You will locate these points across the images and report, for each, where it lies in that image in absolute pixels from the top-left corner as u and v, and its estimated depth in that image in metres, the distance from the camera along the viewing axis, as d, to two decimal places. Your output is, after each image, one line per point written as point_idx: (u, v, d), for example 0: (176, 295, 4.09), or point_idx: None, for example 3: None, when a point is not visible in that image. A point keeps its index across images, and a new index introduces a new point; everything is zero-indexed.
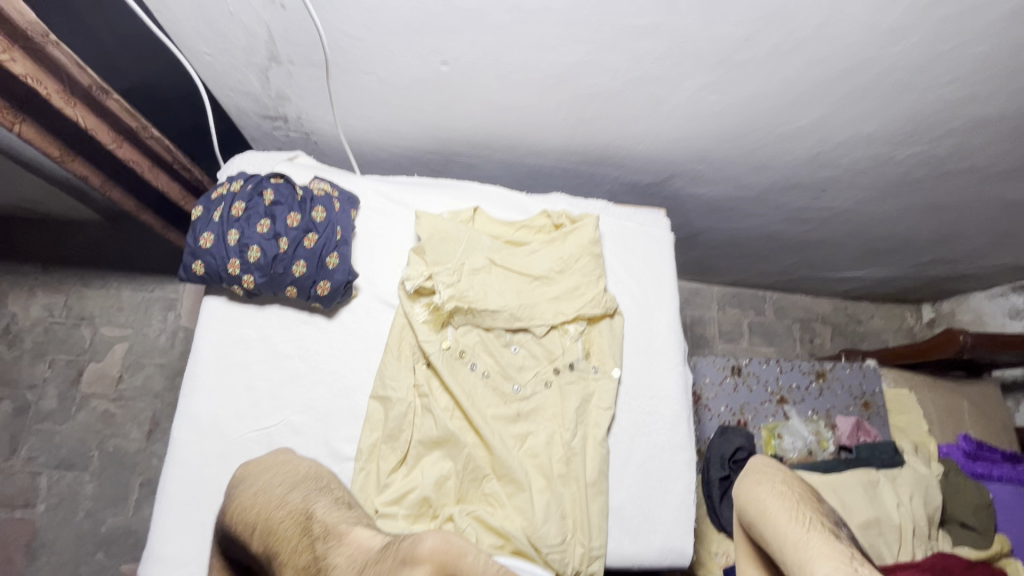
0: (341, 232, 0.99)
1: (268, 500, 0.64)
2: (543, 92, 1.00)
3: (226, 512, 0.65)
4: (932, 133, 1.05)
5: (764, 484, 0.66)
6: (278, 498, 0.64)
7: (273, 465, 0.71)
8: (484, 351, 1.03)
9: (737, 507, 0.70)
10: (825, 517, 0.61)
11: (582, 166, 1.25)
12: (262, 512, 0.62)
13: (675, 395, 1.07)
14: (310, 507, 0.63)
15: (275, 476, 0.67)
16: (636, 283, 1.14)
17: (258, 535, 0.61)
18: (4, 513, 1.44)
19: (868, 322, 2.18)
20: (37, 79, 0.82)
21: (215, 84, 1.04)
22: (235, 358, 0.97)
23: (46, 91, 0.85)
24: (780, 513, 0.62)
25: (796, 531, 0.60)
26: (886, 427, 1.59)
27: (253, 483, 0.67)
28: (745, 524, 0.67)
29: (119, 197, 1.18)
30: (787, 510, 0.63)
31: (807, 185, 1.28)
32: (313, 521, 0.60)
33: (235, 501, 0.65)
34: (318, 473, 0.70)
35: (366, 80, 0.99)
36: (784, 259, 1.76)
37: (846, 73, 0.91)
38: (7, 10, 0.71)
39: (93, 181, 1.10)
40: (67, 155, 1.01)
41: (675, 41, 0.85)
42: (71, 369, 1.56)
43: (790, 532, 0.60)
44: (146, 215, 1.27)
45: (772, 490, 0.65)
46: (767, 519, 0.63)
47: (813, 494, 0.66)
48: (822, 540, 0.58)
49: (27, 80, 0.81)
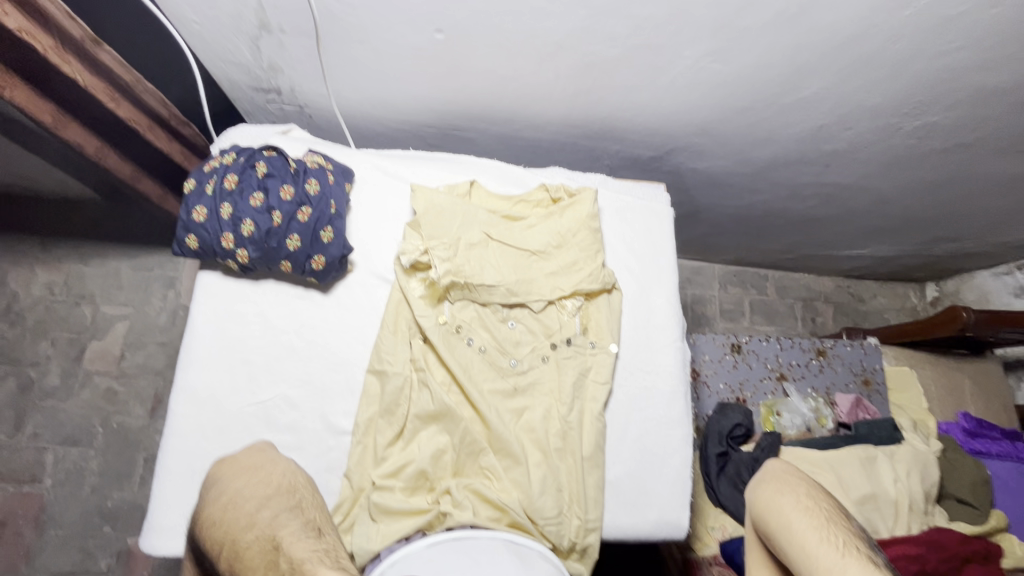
0: (336, 206, 0.98)
1: (236, 519, 0.62)
2: (541, 62, 0.97)
3: (196, 521, 0.65)
4: (941, 104, 1.02)
5: (789, 498, 0.69)
6: (246, 516, 0.62)
7: (255, 472, 0.69)
8: (480, 326, 1.02)
9: (754, 510, 0.74)
10: (857, 539, 0.63)
11: (582, 140, 1.23)
12: (230, 531, 0.61)
13: (673, 370, 1.07)
14: (278, 532, 0.61)
15: (247, 487, 0.66)
16: (635, 258, 1.13)
17: (225, 556, 0.60)
18: (12, 488, 1.47)
19: (871, 301, 2.17)
20: (33, 36, 0.79)
21: (205, 54, 1.02)
22: (231, 332, 0.96)
23: (44, 48, 0.82)
24: (808, 532, 0.65)
25: (827, 554, 0.62)
26: (886, 405, 1.58)
27: (225, 490, 0.67)
28: (766, 533, 0.71)
29: (116, 163, 1.13)
30: (817, 528, 0.65)
31: (812, 160, 1.25)
32: (280, 553, 0.58)
33: (206, 512, 0.65)
34: (293, 480, 0.69)
35: (359, 51, 0.97)
36: (787, 236, 1.74)
37: (853, 39, 0.88)
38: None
39: (87, 148, 1.04)
40: (60, 122, 0.97)
41: (677, 6, 0.83)
42: (73, 347, 1.57)
43: (819, 553, 0.62)
44: (143, 181, 1.21)
45: (798, 506, 0.68)
46: (793, 534, 0.66)
47: (840, 512, 0.69)
48: (858, 567, 0.59)
49: (24, 36, 0.78)
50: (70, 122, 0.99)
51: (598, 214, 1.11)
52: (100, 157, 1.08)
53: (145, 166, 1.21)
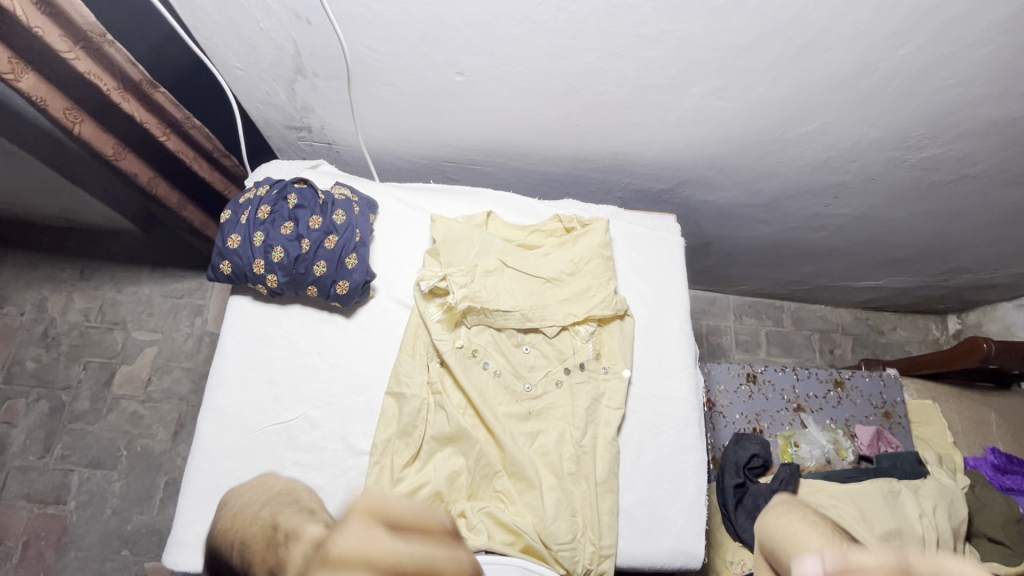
0: (361, 234, 1.03)
1: (228, 522, 0.49)
2: (555, 100, 1.03)
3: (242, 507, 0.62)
4: (943, 137, 1.05)
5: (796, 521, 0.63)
6: (242, 517, 0.48)
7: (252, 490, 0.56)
8: (495, 350, 1.05)
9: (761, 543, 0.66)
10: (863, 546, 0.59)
11: (594, 173, 1.28)
12: (223, 534, 0.48)
13: (686, 397, 1.07)
14: (273, 517, 0.47)
15: (249, 495, 0.52)
16: (646, 286, 1.16)
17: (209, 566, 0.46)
18: (37, 509, 1.50)
19: (890, 334, 2.14)
20: (99, 77, 0.93)
21: (246, 97, 1.11)
22: (258, 354, 1.01)
23: (107, 88, 0.95)
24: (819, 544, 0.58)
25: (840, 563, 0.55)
26: (910, 438, 1.54)
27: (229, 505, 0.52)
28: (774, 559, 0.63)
29: (165, 192, 1.25)
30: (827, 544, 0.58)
31: (820, 192, 1.28)
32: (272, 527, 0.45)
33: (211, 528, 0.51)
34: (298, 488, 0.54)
35: (385, 92, 1.04)
36: (800, 267, 1.75)
37: (851, 76, 0.93)
38: (67, 9, 0.82)
39: (142, 178, 1.16)
40: (121, 154, 1.09)
41: (681, 49, 0.88)
42: (104, 371, 1.63)
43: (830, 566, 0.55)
44: (188, 209, 1.33)
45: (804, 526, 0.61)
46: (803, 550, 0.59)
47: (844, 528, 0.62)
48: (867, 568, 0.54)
49: (91, 78, 0.91)
50: (130, 155, 1.12)
51: (610, 243, 1.15)
52: (152, 186, 1.19)
53: (191, 197, 1.32)
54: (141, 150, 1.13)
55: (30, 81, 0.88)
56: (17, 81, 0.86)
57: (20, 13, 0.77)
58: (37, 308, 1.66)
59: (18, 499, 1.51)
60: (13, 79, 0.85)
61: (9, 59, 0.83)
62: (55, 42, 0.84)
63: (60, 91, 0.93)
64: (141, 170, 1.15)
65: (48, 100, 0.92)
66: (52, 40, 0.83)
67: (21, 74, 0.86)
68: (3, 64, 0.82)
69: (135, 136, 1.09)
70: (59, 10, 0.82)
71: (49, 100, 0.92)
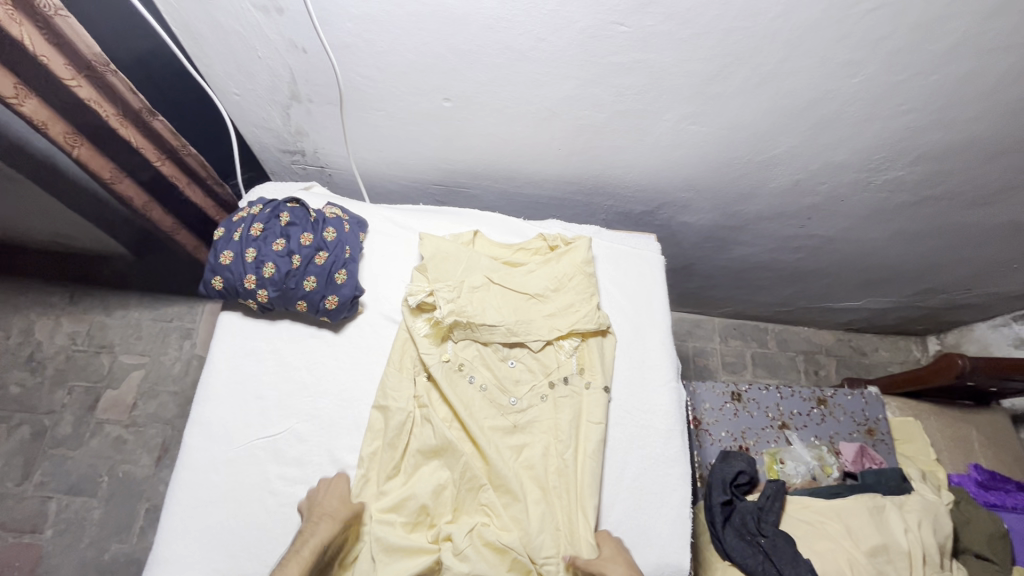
0: (350, 251, 1.06)
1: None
2: (538, 125, 1.09)
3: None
4: (903, 159, 1.11)
5: None
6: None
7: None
8: (481, 365, 1.07)
9: None
10: None
11: (578, 195, 1.33)
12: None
13: (670, 410, 1.10)
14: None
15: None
16: (629, 302, 1.19)
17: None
18: (12, 538, 1.46)
19: (873, 355, 2.18)
20: (99, 104, 0.97)
21: (242, 121, 1.16)
22: (246, 369, 1.02)
23: (107, 114, 0.99)
24: None
25: None
26: (893, 454, 1.54)
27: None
28: None
29: (159, 215, 1.28)
30: None
31: (793, 213, 1.34)
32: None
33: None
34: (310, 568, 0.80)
35: (377, 117, 1.09)
36: (781, 289, 1.80)
37: (814, 102, 0.99)
38: (72, 39, 0.86)
39: (136, 201, 1.20)
40: (118, 177, 1.13)
41: (654, 77, 0.95)
42: (89, 396, 1.62)
43: None
44: (180, 233, 1.36)
45: None
46: None
47: None
48: None
49: (90, 104, 0.95)
50: (127, 179, 1.16)
51: (592, 260, 1.19)
52: (146, 211, 1.24)
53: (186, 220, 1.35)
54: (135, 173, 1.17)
55: (32, 106, 0.92)
56: (19, 104, 0.90)
57: (27, 43, 0.81)
58: (24, 332, 1.66)
59: None
60: (16, 103, 0.89)
61: (14, 84, 0.87)
62: (58, 69, 0.87)
63: (60, 116, 0.97)
64: (136, 193, 1.19)
65: (49, 124, 0.96)
66: (54, 67, 0.87)
67: (24, 99, 0.89)
68: (7, 88, 0.86)
69: (133, 162, 1.13)
70: (65, 40, 0.85)
71: (50, 125, 0.95)
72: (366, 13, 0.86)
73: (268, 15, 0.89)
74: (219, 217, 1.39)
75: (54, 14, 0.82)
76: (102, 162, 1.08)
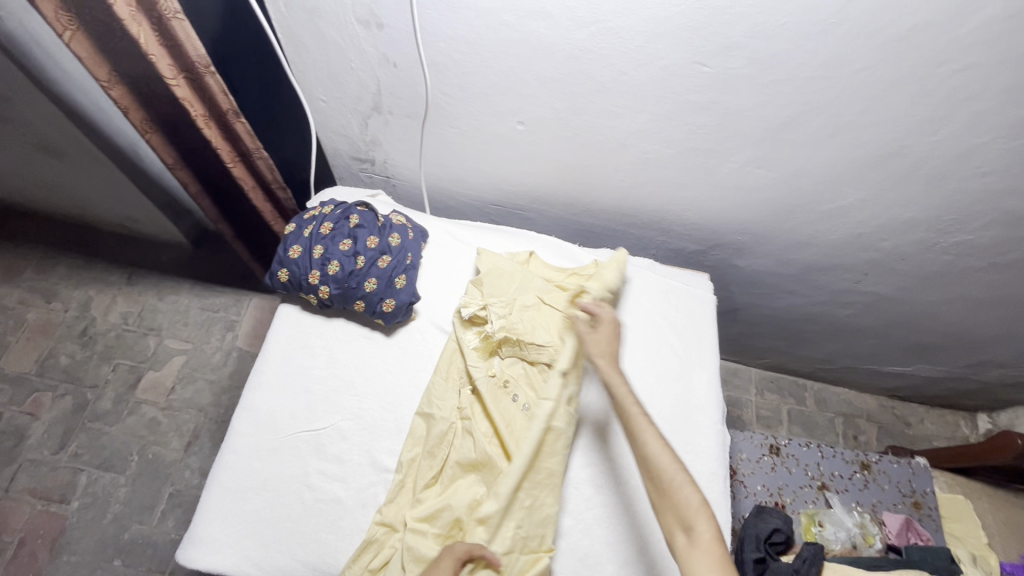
0: (411, 258, 1.09)
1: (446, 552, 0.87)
2: (604, 155, 1.11)
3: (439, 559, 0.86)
4: (975, 223, 1.08)
5: (653, 444, 0.87)
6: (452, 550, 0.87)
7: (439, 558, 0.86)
8: (526, 384, 1.05)
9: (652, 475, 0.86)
10: (669, 454, 0.86)
11: (631, 228, 1.34)
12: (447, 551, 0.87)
13: (713, 454, 1.07)
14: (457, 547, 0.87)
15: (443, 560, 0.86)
16: (678, 338, 1.18)
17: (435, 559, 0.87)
18: (40, 505, 1.49)
19: (918, 426, 2.05)
20: (190, 103, 1.00)
21: (322, 127, 1.22)
22: (298, 361, 1.05)
23: (194, 113, 1.02)
24: (654, 448, 0.86)
25: (666, 457, 0.86)
26: (941, 533, 1.43)
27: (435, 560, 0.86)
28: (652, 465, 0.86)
29: (208, 204, 1.32)
30: (660, 443, 0.87)
31: (849, 268, 1.32)
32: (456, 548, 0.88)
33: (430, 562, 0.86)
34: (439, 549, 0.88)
35: (450, 133, 1.14)
36: (827, 345, 1.74)
37: (885, 156, 0.99)
38: (182, 40, 0.90)
39: (190, 188, 1.24)
40: (178, 165, 1.17)
41: (728, 118, 0.97)
42: (131, 374, 1.67)
43: (661, 456, 0.86)
44: (222, 224, 1.40)
45: (656, 443, 0.87)
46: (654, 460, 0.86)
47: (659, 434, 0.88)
48: (654, 438, 0.88)
49: (182, 102, 0.99)
50: (186, 168, 1.19)
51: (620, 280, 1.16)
52: (195, 199, 1.27)
53: (235, 216, 1.38)
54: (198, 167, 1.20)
55: (119, 93, 0.97)
56: (109, 90, 0.96)
57: (141, 41, 0.86)
58: (82, 306, 1.74)
59: (24, 493, 1.50)
60: (107, 88, 0.95)
61: (108, 72, 0.93)
62: (162, 68, 0.92)
63: (142, 105, 1.02)
64: (192, 182, 1.23)
65: (130, 110, 1.01)
66: (159, 66, 0.91)
67: (114, 86, 0.95)
68: (101, 74, 0.92)
69: (201, 159, 1.16)
70: (176, 41, 0.90)
71: (130, 111, 1.00)
72: (460, 34, 0.91)
73: (368, 29, 0.95)
74: (276, 223, 1.41)
75: (172, 17, 0.86)
76: (168, 151, 1.12)
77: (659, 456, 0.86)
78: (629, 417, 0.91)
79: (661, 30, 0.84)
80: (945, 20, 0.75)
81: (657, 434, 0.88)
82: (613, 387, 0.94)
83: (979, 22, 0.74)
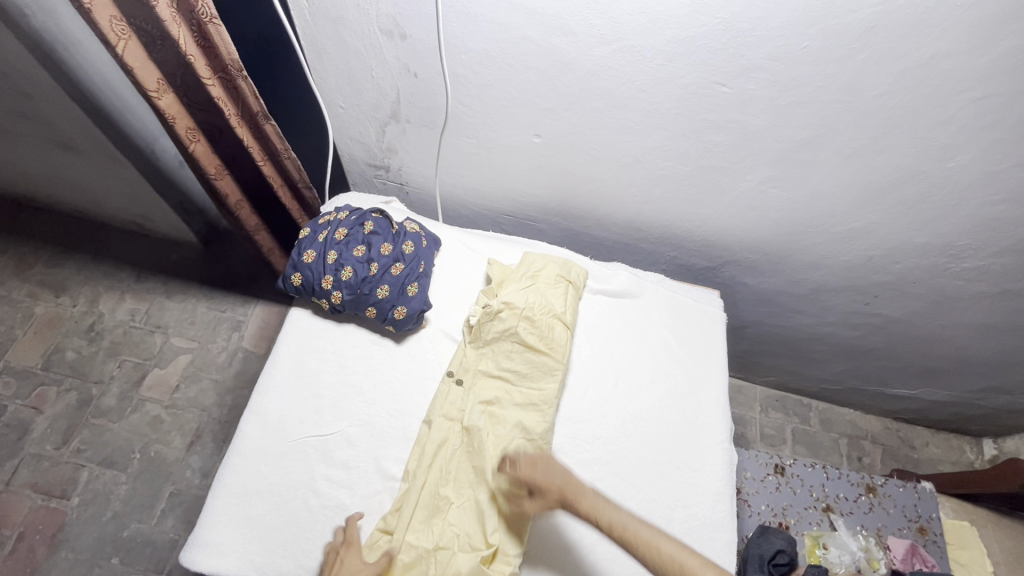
0: (424, 265, 1.10)
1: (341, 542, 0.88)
2: (618, 171, 1.12)
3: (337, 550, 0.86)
4: (987, 249, 1.08)
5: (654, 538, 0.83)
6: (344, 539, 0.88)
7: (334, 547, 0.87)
8: (527, 402, 1.02)
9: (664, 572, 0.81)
10: (668, 543, 0.83)
11: (642, 243, 1.34)
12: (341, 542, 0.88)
13: (719, 472, 1.06)
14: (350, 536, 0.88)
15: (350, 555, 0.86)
16: (688, 355, 1.18)
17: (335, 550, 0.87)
18: (40, 500, 1.48)
19: (923, 450, 2.04)
20: (225, 104, 1.01)
21: (339, 133, 1.23)
22: (308, 365, 1.05)
23: (229, 114, 1.03)
24: (654, 541, 0.82)
25: (670, 545, 0.82)
26: (946, 560, 1.41)
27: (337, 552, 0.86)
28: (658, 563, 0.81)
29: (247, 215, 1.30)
30: (656, 534, 0.84)
31: (859, 290, 1.32)
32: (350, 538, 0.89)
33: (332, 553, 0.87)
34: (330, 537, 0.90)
35: (467, 143, 1.15)
36: (834, 365, 1.73)
37: (901, 181, 0.99)
38: (218, 44, 0.91)
39: (231, 199, 1.22)
40: (221, 173, 1.16)
41: (745, 137, 0.97)
42: (136, 371, 1.67)
43: (665, 548, 0.82)
44: (261, 234, 1.38)
45: (654, 533, 0.83)
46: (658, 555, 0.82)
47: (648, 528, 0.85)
48: (651, 532, 0.84)
49: (218, 103, 1.00)
50: (228, 176, 1.18)
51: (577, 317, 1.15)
52: (238, 209, 1.25)
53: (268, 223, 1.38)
54: (238, 173, 1.20)
55: (168, 102, 0.98)
56: (160, 99, 0.96)
57: (181, 44, 0.88)
58: (90, 302, 1.74)
59: (24, 487, 1.49)
60: (157, 96, 0.95)
61: (158, 79, 0.94)
62: (199, 69, 0.93)
63: (189, 112, 1.03)
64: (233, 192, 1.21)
65: (178, 119, 1.01)
66: (198, 67, 0.93)
67: (163, 94, 0.96)
68: (152, 81, 0.93)
69: (237, 160, 1.16)
70: (212, 43, 0.91)
71: (178, 119, 1.01)
72: (483, 48, 0.92)
73: (391, 40, 0.96)
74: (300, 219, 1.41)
75: (208, 22, 0.88)
76: (213, 158, 1.12)
77: (665, 548, 0.82)
78: (614, 534, 0.84)
79: (683, 49, 0.84)
80: (967, 49, 0.76)
81: (650, 528, 0.84)
82: (585, 501, 0.87)
83: (1000, 53, 0.75)
